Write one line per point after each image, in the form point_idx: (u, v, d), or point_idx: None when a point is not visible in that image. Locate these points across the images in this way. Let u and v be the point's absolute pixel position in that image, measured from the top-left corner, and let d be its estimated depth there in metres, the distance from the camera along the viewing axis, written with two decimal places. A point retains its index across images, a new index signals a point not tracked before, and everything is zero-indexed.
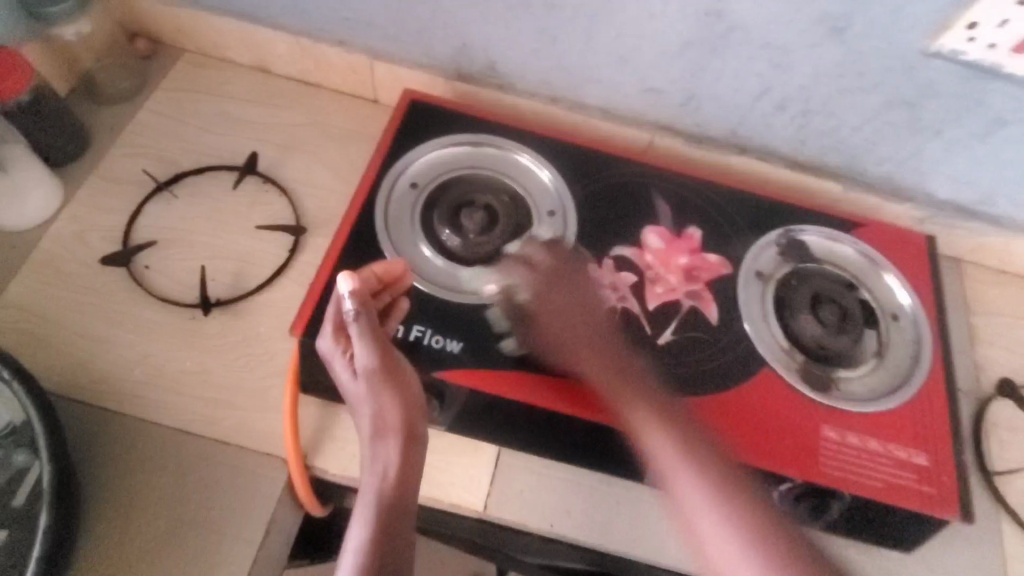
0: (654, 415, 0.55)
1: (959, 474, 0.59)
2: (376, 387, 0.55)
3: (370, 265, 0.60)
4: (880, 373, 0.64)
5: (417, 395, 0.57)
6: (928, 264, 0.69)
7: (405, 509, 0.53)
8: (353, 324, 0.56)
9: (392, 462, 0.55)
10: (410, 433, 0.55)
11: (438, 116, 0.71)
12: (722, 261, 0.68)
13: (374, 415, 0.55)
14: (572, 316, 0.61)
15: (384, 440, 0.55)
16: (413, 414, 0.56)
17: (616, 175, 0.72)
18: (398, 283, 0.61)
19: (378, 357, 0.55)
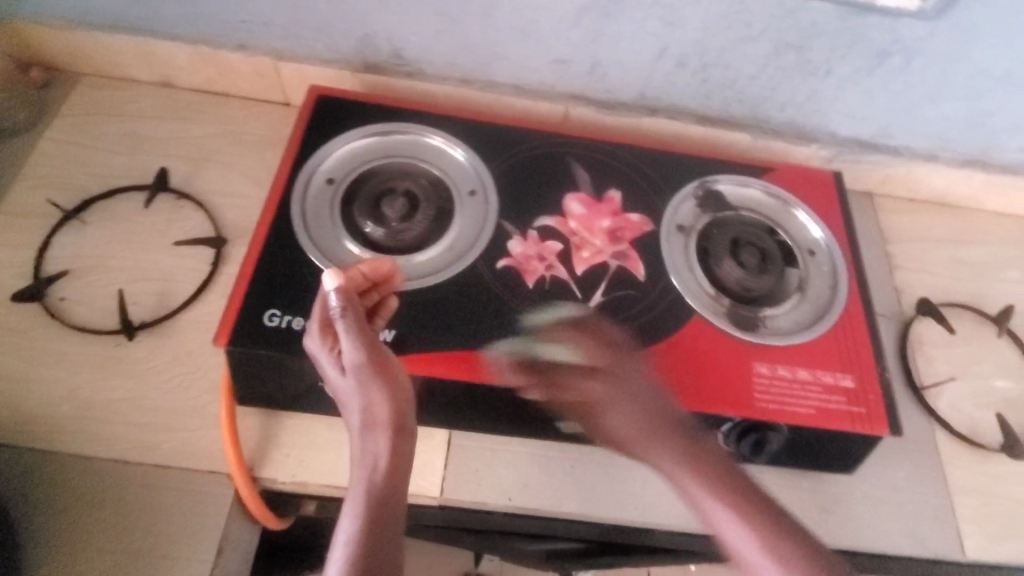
0: (684, 456, 0.55)
1: (884, 390, 0.62)
2: (365, 381, 0.53)
3: (357, 264, 0.58)
4: (805, 306, 0.68)
5: (406, 391, 0.54)
6: (837, 201, 0.75)
7: (395, 503, 0.50)
8: (340, 318, 0.53)
9: (382, 455, 0.51)
10: (400, 425, 0.53)
11: (348, 110, 0.74)
12: (643, 219, 0.71)
13: (363, 411, 0.53)
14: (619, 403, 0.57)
15: (374, 434, 0.52)
16: (402, 407, 0.53)
17: (536, 146, 0.74)
18: (386, 281, 0.59)
19: (367, 351, 0.53)
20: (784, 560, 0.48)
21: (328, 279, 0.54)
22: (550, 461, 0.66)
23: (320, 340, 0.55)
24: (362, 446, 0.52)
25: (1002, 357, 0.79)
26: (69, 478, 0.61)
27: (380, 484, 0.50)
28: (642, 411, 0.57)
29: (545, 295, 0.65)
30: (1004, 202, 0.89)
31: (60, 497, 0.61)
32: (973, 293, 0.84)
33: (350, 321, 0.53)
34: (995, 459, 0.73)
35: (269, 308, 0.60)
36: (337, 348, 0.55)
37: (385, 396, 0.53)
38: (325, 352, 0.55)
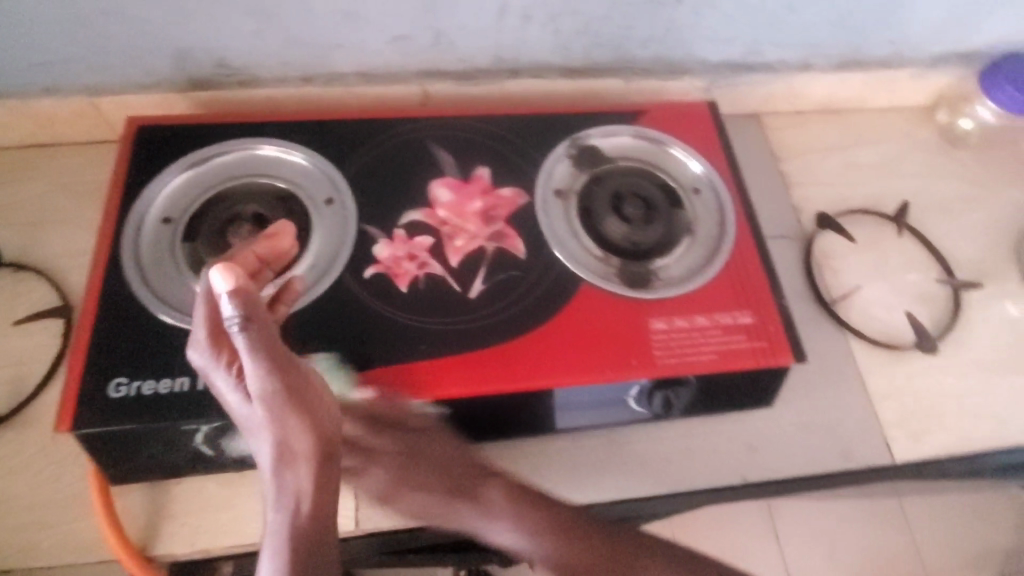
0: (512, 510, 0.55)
1: (782, 319, 0.61)
2: (275, 404, 0.43)
3: (247, 247, 0.55)
4: (696, 247, 0.65)
5: (329, 413, 0.46)
6: (714, 132, 0.72)
7: (325, 543, 0.42)
8: (240, 330, 0.42)
9: (304, 491, 0.43)
10: (324, 454, 0.45)
11: (175, 138, 0.66)
12: (516, 192, 0.66)
13: (276, 441, 0.43)
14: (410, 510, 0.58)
15: (292, 467, 0.43)
16: (327, 434, 0.45)
17: (390, 137, 0.68)
18: (278, 259, 0.57)
19: (276, 369, 0.43)
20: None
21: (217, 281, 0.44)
22: None
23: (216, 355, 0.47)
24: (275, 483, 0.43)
25: (906, 254, 0.79)
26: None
27: (303, 526, 0.42)
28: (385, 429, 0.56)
29: (421, 297, 0.60)
30: (886, 96, 0.88)
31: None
32: (869, 196, 0.83)
33: (252, 331, 0.42)
34: (911, 358, 0.73)
35: (115, 378, 0.54)
36: (236, 365, 0.47)
37: (306, 422, 0.44)
38: (224, 368, 0.47)
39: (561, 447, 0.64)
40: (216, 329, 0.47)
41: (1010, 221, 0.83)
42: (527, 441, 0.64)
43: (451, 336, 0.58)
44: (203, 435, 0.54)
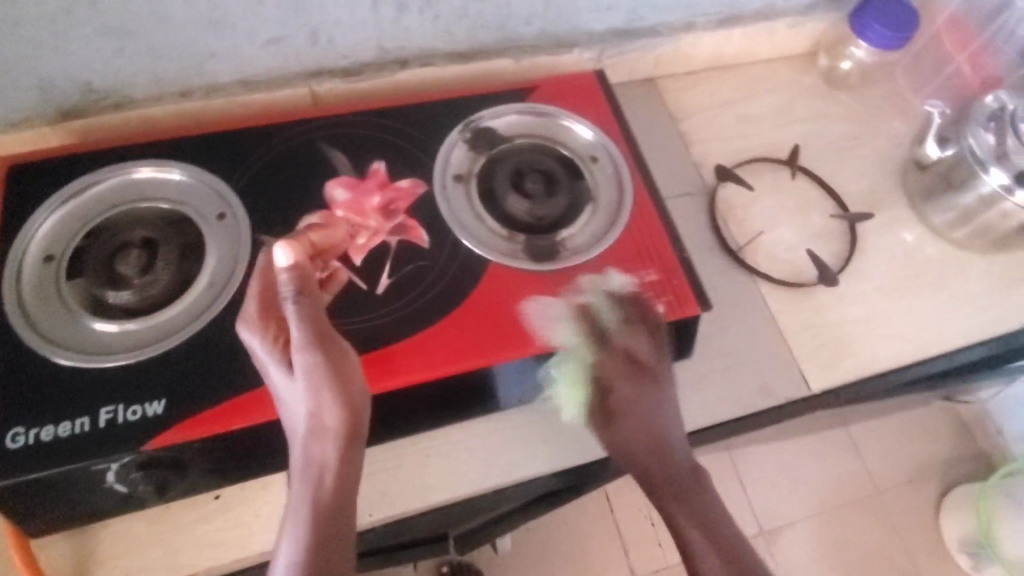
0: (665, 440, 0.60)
1: (686, 272, 0.63)
2: (315, 381, 0.49)
3: (306, 232, 0.59)
4: (599, 214, 0.66)
5: (362, 394, 0.51)
6: (604, 100, 0.73)
7: (344, 513, 0.48)
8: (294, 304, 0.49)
9: (330, 462, 0.49)
10: (353, 432, 0.50)
11: (47, 171, 0.63)
12: (414, 182, 0.66)
13: (309, 414, 0.49)
14: (616, 447, 0.60)
15: (321, 440, 0.49)
16: (357, 415, 0.50)
17: (278, 142, 0.67)
18: (330, 249, 0.60)
19: (319, 347, 0.49)
20: (712, 535, 0.56)
21: (281, 256, 0.50)
22: (404, 457, 0.63)
23: (262, 328, 0.52)
24: (307, 452, 0.49)
25: (803, 195, 0.83)
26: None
27: (326, 495, 0.48)
28: (637, 336, 0.60)
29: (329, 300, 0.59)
30: (767, 48, 0.92)
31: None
32: (764, 144, 0.87)
33: (303, 307, 0.49)
34: (817, 292, 0.77)
35: (10, 429, 0.51)
36: (279, 340, 0.52)
37: (338, 401, 0.49)
38: (268, 339, 0.52)
39: (494, 428, 0.65)
40: (266, 306, 0.53)
41: (891, 152, 0.89)
42: (460, 427, 0.65)
43: (362, 335, 0.58)
44: (114, 474, 0.52)
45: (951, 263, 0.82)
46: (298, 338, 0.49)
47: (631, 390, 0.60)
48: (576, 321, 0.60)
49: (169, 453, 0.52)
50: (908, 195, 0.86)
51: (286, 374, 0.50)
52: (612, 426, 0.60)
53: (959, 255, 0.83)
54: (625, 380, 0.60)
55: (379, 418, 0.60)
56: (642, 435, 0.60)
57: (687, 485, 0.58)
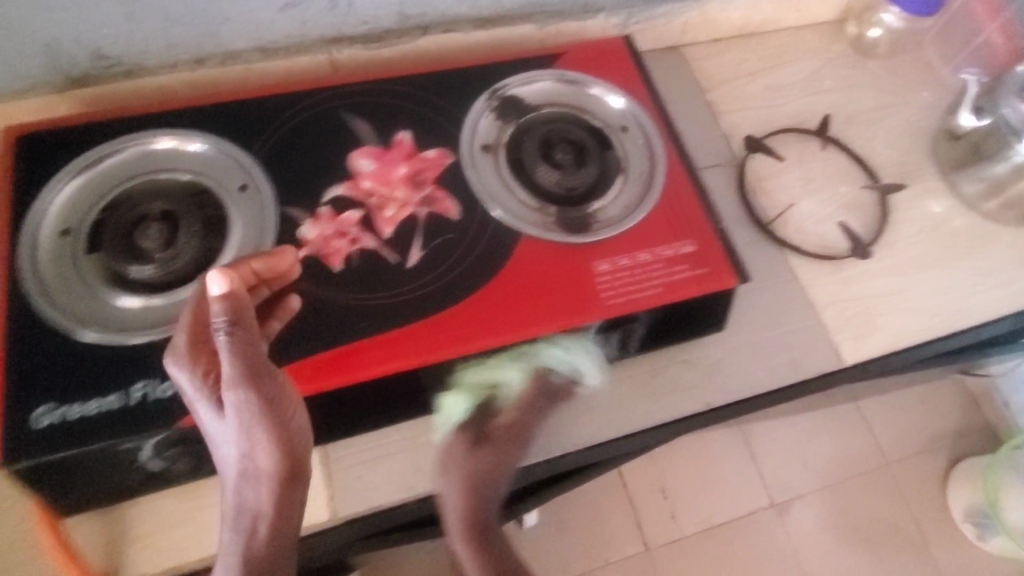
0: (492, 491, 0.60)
1: (723, 244, 0.61)
2: (246, 425, 0.47)
3: (248, 261, 0.51)
4: (630, 185, 0.64)
5: (299, 433, 0.49)
6: (633, 67, 0.70)
7: (281, 555, 0.51)
8: (226, 336, 0.46)
9: (263, 507, 0.50)
10: (289, 474, 0.50)
11: (61, 141, 0.60)
12: (441, 152, 0.64)
13: (242, 458, 0.48)
14: (461, 480, 0.59)
15: (256, 482, 0.49)
16: (294, 455, 0.49)
17: (299, 111, 0.64)
18: (279, 278, 0.53)
19: (252, 391, 0.46)
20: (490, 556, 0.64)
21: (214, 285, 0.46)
22: (431, 434, 0.62)
23: (191, 364, 0.49)
24: (240, 494, 0.50)
25: (832, 166, 0.81)
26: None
27: (260, 541, 0.50)
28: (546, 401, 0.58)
29: (359, 273, 0.58)
30: (795, 15, 0.90)
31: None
32: (793, 113, 0.85)
33: (237, 341, 0.45)
34: (848, 265, 0.76)
35: (42, 404, 0.50)
36: (212, 375, 0.49)
37: (271, 446, 0.48)
38: (194, 376, 0.48)
39: None
40: (196, 336, 0.50)
41: (922, 122, 0.87)
42: None
43: (392, 308, 0.56)
44: (149, 450, 0.51)
45: (983, 234, 0.81)
46: (229, 378, 0.46)
47: (524, 418, 0.59)
48: (609, 298, 0.58)
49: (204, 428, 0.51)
50: (938, 166, 0.84)
51: (212, 414, 0.49)
52: (471, 454, 0.59)
53: (990, 226, 0.81)
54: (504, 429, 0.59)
55: (413, 392, 0.59)
56: (491, 475, 0.59)
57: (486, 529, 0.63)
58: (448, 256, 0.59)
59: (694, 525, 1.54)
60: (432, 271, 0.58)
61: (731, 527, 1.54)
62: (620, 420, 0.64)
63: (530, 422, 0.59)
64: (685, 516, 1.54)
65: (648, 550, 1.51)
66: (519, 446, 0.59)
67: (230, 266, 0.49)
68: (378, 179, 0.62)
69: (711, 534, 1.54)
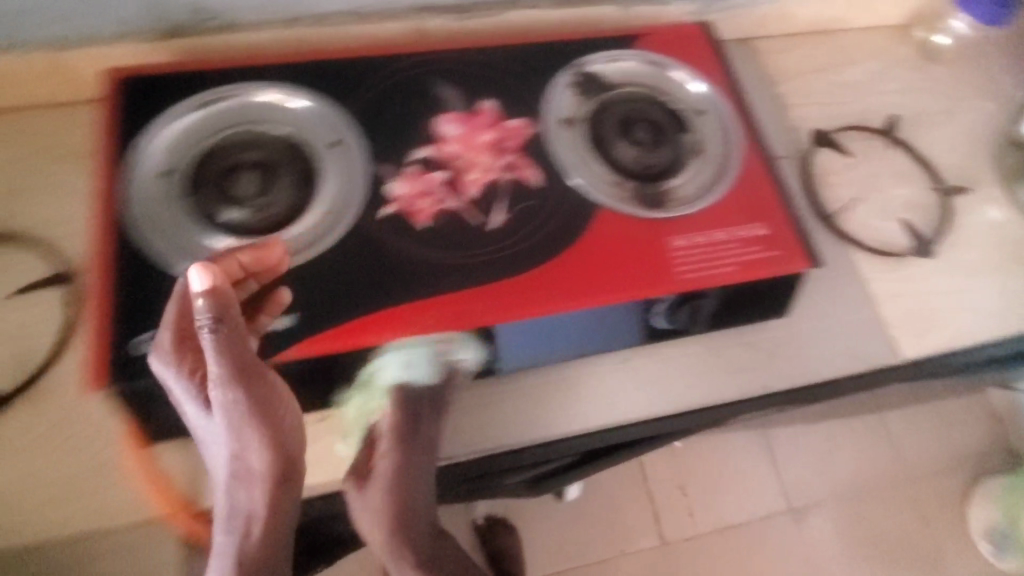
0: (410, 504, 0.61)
1: (796, 228, 0.63)
2: (238, 427, 0.52)
3: (234, 254, 0.53)
4: (707, 166, 0.66)
5: (289, 436, 0.53)
6: (712, 52, 0.71)
7: (275, 552, 0.55)
8: (211, 334, 0.48)
9: (256, 506, 0.54)
10: (280, 476, 0.54)
11: (162, 86, 0.62)
12: (524, 122, 0.65)
13: (237, 458, 0.53)
14: (386, 499, 0.59)
15: (250, 482, 0.54)
16: (285, 458, 0.53)
17: (388, 74, 0.66)
18: (268, 271, 0.54)
19: (245, 392, 0.50)
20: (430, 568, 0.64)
21: (197, 282, 0.49)
22: (501, 392, 0.65)
23: (176, 363, 0.51)
24: (234, 494, 0.54)
25: (896, 165, 0.82)
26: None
27: (254, 540, 0.54)
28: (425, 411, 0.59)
29: (443, 231, 0.59)
30: (867, 15, 0.90)
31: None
32: (859, 111, 0.85)
33: (222, 339, 0.48)
34: (909, 263, 0.76)
35: (149, 329, 0.53)
36: (199, 374, 0.52)
37: (265, 448, 0.52)
38: (184, 377, 0.51)
39: (592, 370, 0.66)
40: (183, 333, 0.52)
41: (987, 129, 0.88)
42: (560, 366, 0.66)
43: (473, 267, 0.58)
44: None
45: None
46: (220, 378, 0.49)
47: (422, 427, 0.59)
48: (685, 271, 0.60)
49: (297, 364, 0.55)
50: (1001, 173, 0.85)
51: (206, 415, 0.52)
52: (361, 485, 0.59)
53: None
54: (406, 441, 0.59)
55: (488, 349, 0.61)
56: (408, 489, 0.60)
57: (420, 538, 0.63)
58: (530, 220, 0.60)
59: (712, 523, 1.55)
60: (516, 232, 0.60)
61: (748, 528, 1.55)
62: (679, 395, 0.67)
63: (428, 430, 0.59)
64: (703, 513, 1.55)
65: (665, 543, 1.53)
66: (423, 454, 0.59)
67: (214, 261, 0.51)
68: (463, 144, 0.63)
69: (729, 532, 1.55)
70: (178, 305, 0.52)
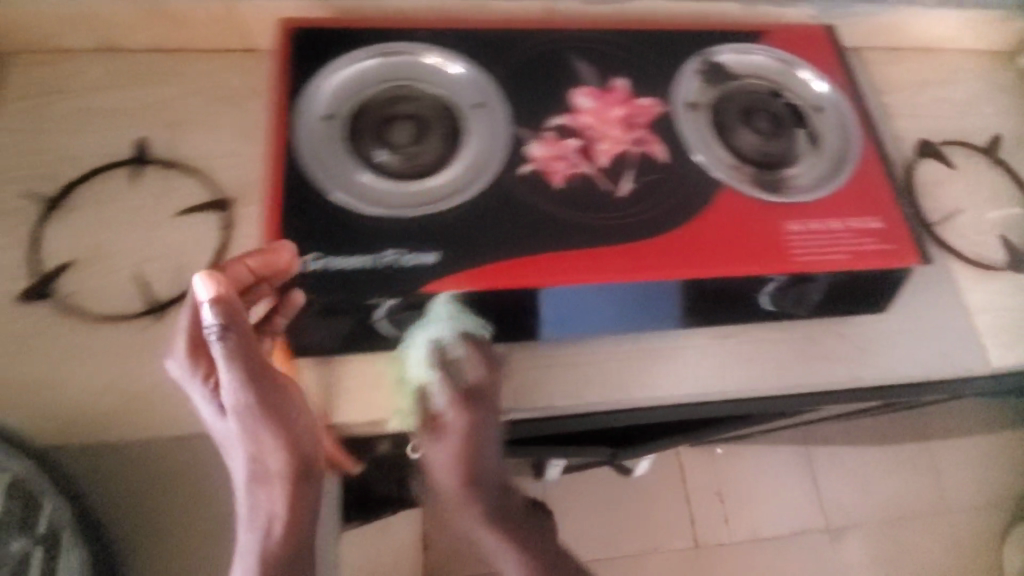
0: (477, 472, 0.59)
1: (909, 224, 0.65)
2: (249, 425, 0.52)
3: (243, 259, 0.55)
4: (823, 160, 0.69)
5: (302, 432, 0.55)
6: (833, 53, 0.75)
7: (300, 558, 0.54)
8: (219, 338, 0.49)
9: (279, 508, 0.54)
10: (299, 472, 0.55)
11: (326, 39, 0.68)
12: (653, 102, 0.69)
13: (254, 458, 0.54)
14: (453, 463, 0.59)
15: (267, 484, 0.54)
16: (301, 453, 0.55)
17: (530, 46, 0.71)
18: (277, 274, 0.56)
19: (254, 389, 0.51)
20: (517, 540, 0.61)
21: (201, 290, 0.49)
22: (603, 353, 0.69)
23: (192, 367, 0.54)
24: (255, 497, 0.54)
25: (997, 183, 0.84)
26: (154, 466, 0.61)
27: (275, 541, 0.53)
28: (471, 377, 0.60)
29: (575, 193, 0.64)
30: (976, 37, 0.92)
31: (152, 482, 0.61)
32: (962, 128, 0.87)
33: (231, 344, 0.49)
34: (1005, 277, 0.78)
35: (310, 251, 0.59)
36: (212, 378, 0.55)
37: (278, 446, 0.54)
38: (199, 380, 0.55)
39: (692, 343, 0.71)
40: (196, 340, 0.55)
41: None
42: (659, 336, 0.71)
43: (603, 228, 0.62)
44: (384, 310, 0.59)
45: None
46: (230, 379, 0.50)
47: (484, 385, 0.60)
48: (801, 254, 0.63)
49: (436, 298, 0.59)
50: None
51: (220, 416, 0.55)
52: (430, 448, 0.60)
53: None
54: (468, 402, 0.60)
55: (605, 308, 0.65)
56: (472, 455, 0.59)
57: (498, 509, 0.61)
58: (658, 192, 0.64)
59: (746, 532, 1.55)
60: (644, 202, 0.64)
61: (782, 541, 1.55)
62: (773, 376, 0.70)
63: (479, 395, 0.60)
64: (738, 521, 1.56)
65: (698, 547, 1.53)
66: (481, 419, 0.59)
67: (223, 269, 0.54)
68: (596, 116, 0.67)
69: (762, 544, 1.55)
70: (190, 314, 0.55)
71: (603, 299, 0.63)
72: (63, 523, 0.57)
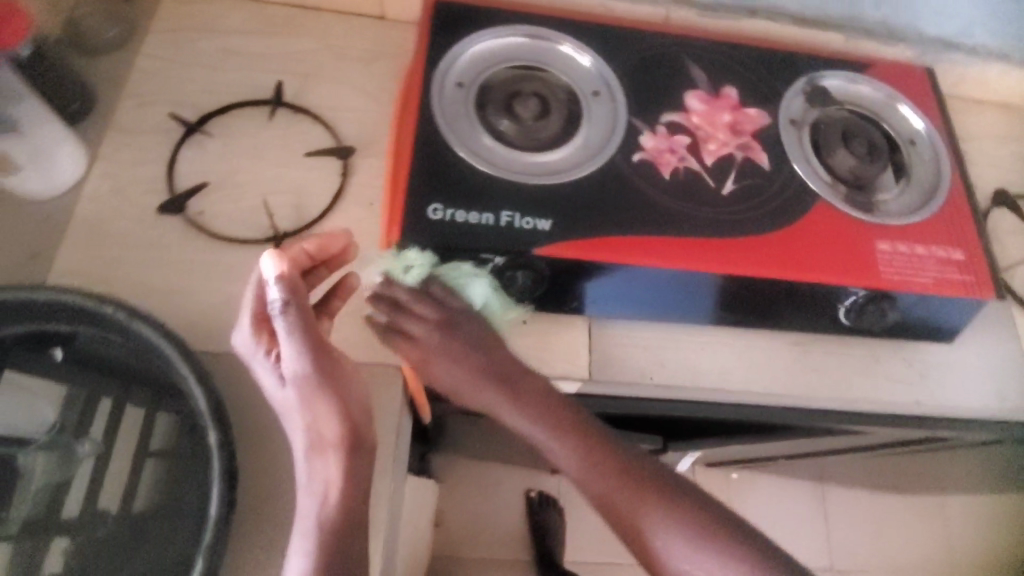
0: (484, 374, 0.60)
1: (989, 261, 0.68)
2: (307, 392, 0.54)
3: (300, 242, 0.59)
4: (912, 191, 0.73)
5: (354, 401, 0.56)
6: (930, 94, 0.79)
7: (354, 527, 0.53)
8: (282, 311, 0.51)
9: (334, 478, 0.54)
10: (352, 442, 0.55)
11: (465, 14, 0.74)
12: (759, 113, 0.74)
13: (311, 429, 0.54)
14: (454, 372, 0.60)
15: (322, 455, 0.55)
16: (354, 423, 0.55)
17: (650, 46, 0.75)
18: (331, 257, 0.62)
19: (313, 359, 0.52)
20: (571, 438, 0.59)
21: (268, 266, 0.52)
22: (679, 342, 0.73)
23: (257, 340, 0.56)
24: (311, 465, 0.55)
25: None
26: (254, 392, 0.65)
27: (332, 507, 0.53)
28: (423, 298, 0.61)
29: (680, 184, 0.68)
30: None
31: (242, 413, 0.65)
32: None
33: (292, 317, 0.51)
34: None
35: (432, 202, 0.62)
36: (276, 351, 0.56)
37: (331, 416, 0.54)
38: (263, 354, 0.56)
39: (762, 345, 0.74)
40: (262, 315, 0.57)
41: None
42: (733, 334, 0.74)
43: (703, 222, 0.66)
44: (491, 268, 0.63)
45: None
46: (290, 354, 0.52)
47: (457, 314, 0.62)
48: (884, 272, 0.66)
49: (541, 263, 0.63)
50: None
51: (281, 386, 0.56)
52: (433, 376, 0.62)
53: None
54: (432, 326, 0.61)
55: (691, 297, 0.68)
56: (461, 368, 0.60)
57: (537, 407, 0.60)
58: (756, 196, 0.68)
59: None
60: (741, 202, 0.68)
61: None
62: (836, 387, 0.73)
63: (455, 316, 0.62)
64: None
65: None
66: (450, 336, 0.61)
67: (285, 250, 0.58)
68: (706, 118, 0.72)
69: None
70: (255, 291, 0.57)
71: (692, 289, 0.66)
72: (167, 429, 0.63)
